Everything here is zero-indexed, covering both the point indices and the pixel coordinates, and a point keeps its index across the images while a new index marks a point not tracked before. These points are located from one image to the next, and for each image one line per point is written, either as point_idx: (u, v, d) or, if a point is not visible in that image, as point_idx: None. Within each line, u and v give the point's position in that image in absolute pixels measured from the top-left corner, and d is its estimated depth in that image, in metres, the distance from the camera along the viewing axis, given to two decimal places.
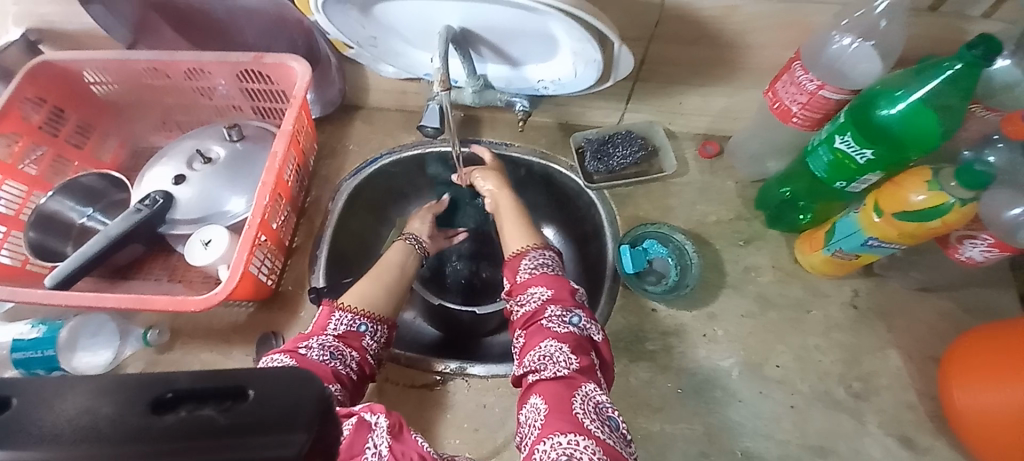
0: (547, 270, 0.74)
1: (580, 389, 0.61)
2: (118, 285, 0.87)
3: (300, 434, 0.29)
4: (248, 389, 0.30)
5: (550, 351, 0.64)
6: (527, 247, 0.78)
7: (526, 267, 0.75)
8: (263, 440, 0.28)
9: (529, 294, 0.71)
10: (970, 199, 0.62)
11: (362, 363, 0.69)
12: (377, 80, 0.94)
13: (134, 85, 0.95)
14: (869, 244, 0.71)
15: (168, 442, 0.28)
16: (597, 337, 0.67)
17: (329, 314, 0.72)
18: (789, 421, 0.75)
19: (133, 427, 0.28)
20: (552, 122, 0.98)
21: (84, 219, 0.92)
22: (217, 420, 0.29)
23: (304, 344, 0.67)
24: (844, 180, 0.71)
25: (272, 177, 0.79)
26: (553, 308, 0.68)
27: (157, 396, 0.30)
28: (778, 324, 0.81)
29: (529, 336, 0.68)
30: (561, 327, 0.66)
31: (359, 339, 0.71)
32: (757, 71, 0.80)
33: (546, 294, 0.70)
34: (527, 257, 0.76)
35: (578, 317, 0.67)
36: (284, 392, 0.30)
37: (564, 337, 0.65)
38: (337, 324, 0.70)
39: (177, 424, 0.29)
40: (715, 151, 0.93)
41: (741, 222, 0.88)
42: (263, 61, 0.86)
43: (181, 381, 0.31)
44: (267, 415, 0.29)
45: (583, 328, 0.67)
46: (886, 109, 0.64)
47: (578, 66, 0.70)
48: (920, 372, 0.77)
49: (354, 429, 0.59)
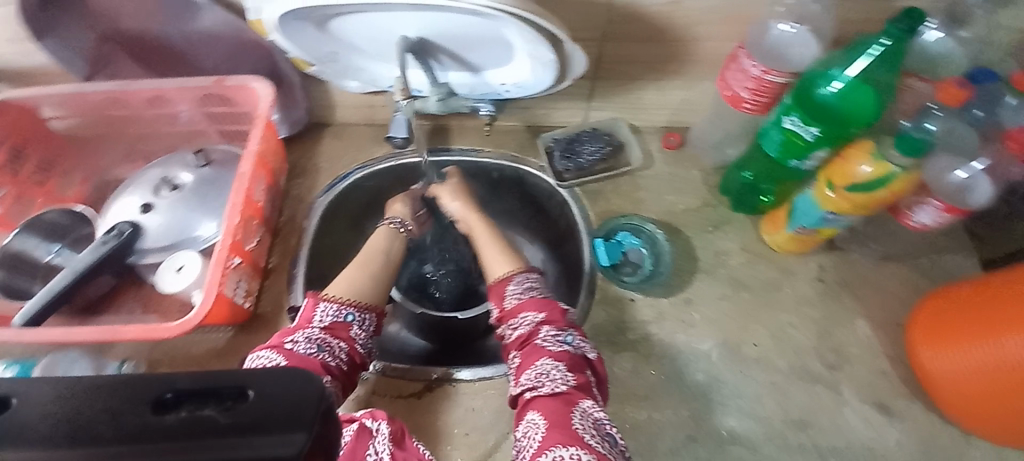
0: (536, 293, 0.74)
1: (578, 404, 0.61)
2: (91, 321, 0.85)
3: (301, 433, 0.32)
4: (248, 389, 0.34)
5: (546, 369, 0.65)
6: (510, 272, 0.78)
7: (514, 292, 0.75)
8: (263, 439, 0.32)
9: (521, 317, 0.71)
10: (912, 166, 0.65)
11: (351, 353, 0.69)
12: (343, 97, 0.95)
13: (96, 119, 0.94)
14: (827, 219, 0.74)
15: (170, 440, 0.31)
16: (591, 355, 0.68)
17: (314, 305, 0.72)
18: (769, 397, 0.77)
19: (136, 427, 0.32)
20: (519, 125, 1.00)
21: (51, 256, 0.89)
22: (218, 420, 0.32)
23: (289, 338, 0.67)
24: (797, 158, 0.74)
25: (241, 198, 0.79)
26: (547, 329, 0.69)
27: (158, 397, 0.33)
28: (751, 304, 0.83)
29: (524, 356, 0.68)
30: (557, 346, 0.67)
31: (347, 330, 0.71)
32: (709, 62, 0.83)
33: (539, 316, 0.70)
34: (513, 281, 0.76)
35: (572, 336, 0.68)
36: (283, 394, 0.34)
37: (560, 356, 0.66)
38: (323, 316, 0.71)
39: (178, 424, 0.32)
40: (678, 143, 0.95)
41: (708, 208, 0.91)
42: (225, 84, 0.86)
43: (181, 382, 0.34)
44: (267, 412, 0.33)
45: (577, 347, 0.68)
46: (826, 87, 0.68)
47: (535, 67, 0.72)
48: (889, 338, 0.80)
49: (356, 435, 0.59)
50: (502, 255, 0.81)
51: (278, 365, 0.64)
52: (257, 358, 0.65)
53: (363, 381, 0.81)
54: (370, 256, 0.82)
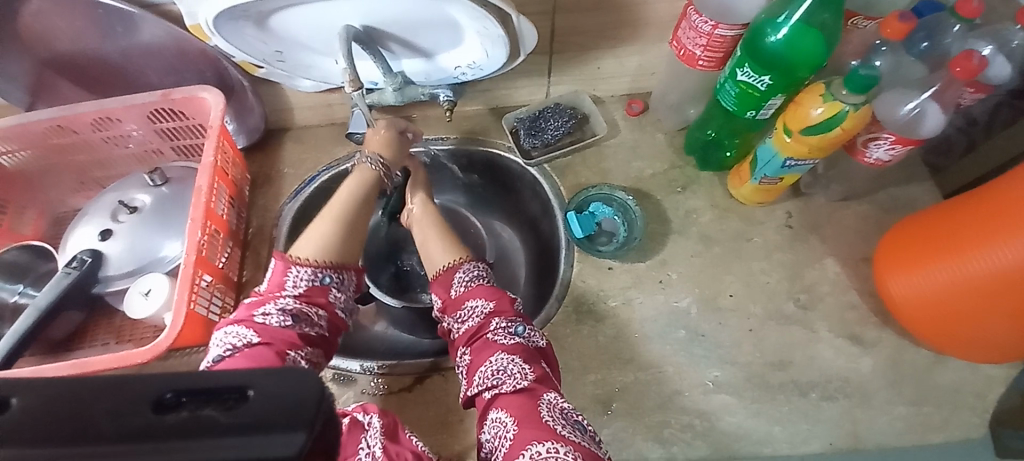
0: (481, 283, 0.73)
1: (542, 397, 0.61)
2: (62, 357, 0.83)
3: (300, 433, 0.30)
4: (247, 389, 0.32)
5: (503, 364, 0.64)
6: (457, 261, 0.76)
7: (460, 281, 0.74)
8: (264, 438, 0.30)
9: (470, 308, 0.71)
10: (862, 103, 0.67)
11: (330, 318, 0.67)
12: (298, 98, 0.93)
13: (40, 148, 0.90)
14: (788, 165, 0.76)
15: (168, 441, 0.30)
16: (542, 343, 0.68)
17: (284, 270, 0.67)
18: (749, 344, 0.79)
19: (135, 428, 0.30)
20: (482, 108, 0.99)
21: (16, 297, 0.86)
22: (217, 419, 0.31)
23: (260, 311, 0.64)
24: (753, 109, 0.75)
25: (201, 212, 0.77)
26: (498, 322, 0.68)
27: (158, 397, 0.31)
28: (724, 257, 0.85)
29: (476, 353, 0.67)
30: (509, 339, 0.67)
31: (324, 294, 0.68)
32: (660, 24, 0.83)
33: (488, 307, 0.70)
34: (460, 270, 0.75)
35: (522, 327, 0.68)
36: (285, 392, 0.32)
37: (514, 349, 0.65)
38: (296, 281, 0.67)
39: (178, 423, 0.30)
40: (641, 108, 0.96)
41: (675, 170, 0.92)
42: (172, 97, 0.83)
43: (183, 383, 0.32)
44: (267, 413, 0.31)
45: (529, 337, 0.68)
46: (773, 36, 0.68)
47: (485, 45, 0.71)
48: (856, 274, 0.83)
49: (347, 430, 0.59)
50: (444, 246, 0.78)
51: (251, 341, 0.61)
52: (226, 335, 0.62)
53: (352, 384, 0.80)
54: (348, 203, 0.74)
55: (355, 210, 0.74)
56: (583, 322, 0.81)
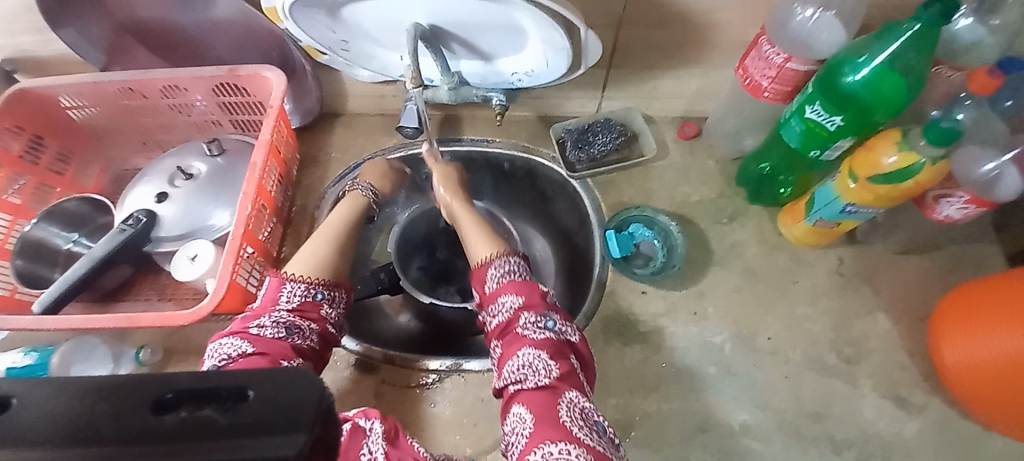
0: (515, 278, 0.71)
1: (563, 396, 0.60)
2: (108, 308, 0.87)
3: (302, 435, 0.29)
4: (248, 390, 0.31)
5: (528, 360, 0.62)
6: (491, 256, 0.74)
7: (493, 276, 0.71)
8: (266, 442, 0.29)
9: (501, 303, 0.68)
10: (940, 157, 0.63)
11: (322, 332, 0.69)
12: (354, 86, 0.95)
13: (112, 108, 0.95)
14: (847, 211, 0.72)
15: (167, 443, 0.29)
16: (574, 338, 0.66)
17: (279, 286, 0.70)
18: (784, 391, 0.76)
19: (134, 430, 0.29)
20: (531, 115, 0.98)
21: (70, 244, 0.91)
22: (217, 421, 0.29)
23: (254, 323, 0.66)
24: (818, 148, 0.72)
25: (253, 187, 0.79)
26: (527, 316, 0.66)
27: (158, 397, 0.30)
28: (766, 296, 0.82)
29: (505, 346, 0.66)
30: (538, 333, 0.65)
31: (316, 310, 0.69)
32: (727, 49, 0.81)
33: (518, 302, 0.67)
34: (493, 265, 0.72)
35: (553, 321, 0.66)
36: (286, 393, 0.31)
37: (541, 344, 0.64)
38: (290, 296, 0.69)
39: (177, 425, 0.29)
40: (694, 132, 0.94)
41: (723, 199, 0.89)
42: (238, 73, 0.86)
43: (182, 383, 0.31)
44: (267, 415, 0.30)
45: (560, 332, 0.65)
46: (852, 75, 0.66)
47: (547, 54, 0.71)
48: (908, 333, 0.78)
49: (349, 436, 0.59)
50: (485, 239, 0.77)
51: (245, 350, 0.62)
52: (221, 345, 0.64)
53: (373, 371, 0.81)
54: (337, 226, 0.80)
55: (345, 233, 0.79)
56: (610, 343, 0.80)
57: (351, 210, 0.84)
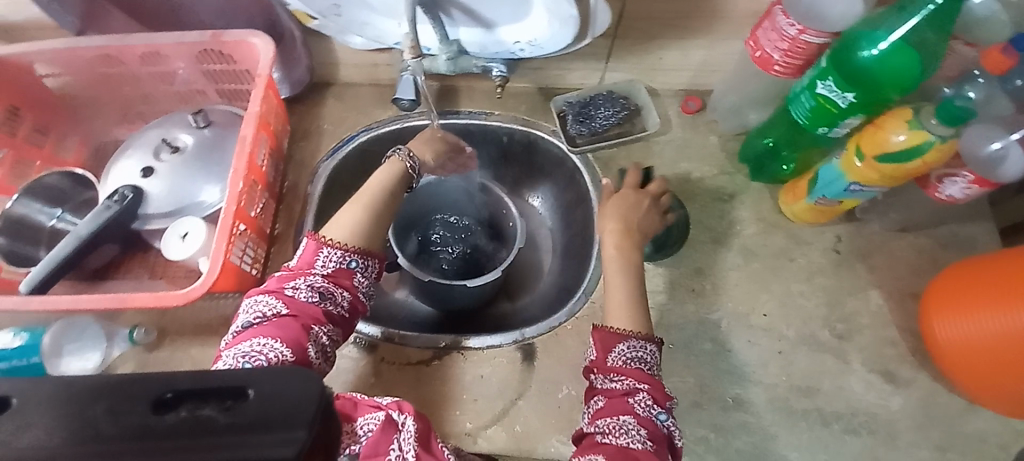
0: (642, 366, 0.64)
1: None
2: (98, 286, 0.85)
3: (300, 431, 0.33)
4: (248, 389, 0.35)
5: (627, 424, 0.59)
6: (630, 331, 0.67)
7: (622, 351, 0.65)
8: (264, 436, 0.32)
9: (617, 377, 0.63)
10: (950, 136, 0.62)
11: (353, 301, 0.68)
12: (345, 54, 0.90)
13: (88, 76, 0.90)
14: (851, 190, 0.72)
15: (168, 439, 0.32)
16: (677, 439, 0.62)
17: (315, 251, 0.69)
18: (776, 366, 0.77)
19: (135, 426, 0.33)
20: (531, 87, 0.95)
21: (55, 220, 0.87)
22: (217, 418, 0.33)
23: (290, 284, 0.66)
24: (826, 125, 0.71)
25: (245, 162, 0.76)
26: (644, 396, 0.61)
27: (159, 396, 0.34)
28: (763, 273, 0.82)
29: (607, 402, 0.62)
30: (646, 414, 0.61)
31: (349, 278, 0.69)
32: (736, 20, 0.78)
33: (643, 377, 0.63)
34: (626, 340, 0.66)
35: (665, 415, 0.61)
36: (285, 392, 0.35)
37: (648, 422, 0.60)
38: (326, 262, 0.68)
39: (178, 423, 0.33)
40: (697, 107, 0.92)
41: (724, 176, 0.88)
42: (222, 39, 0.81)
43: (182, 383, 0.35)
44: (268, 412, 0.34)
45: (667, 427, 0.61)
46: (868, 49, 0.64)
47: (553, 23, 0.68)
48: (899, 309, 0.80)
49: (382, 426, 0.59)
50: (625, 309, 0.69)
51: (279, 311, 0.63)
52: (257, 302, 0.65)
53: (372, 349, 0.81)
54: (373, 192, 0.77)
55: (382, 201, 0.76)
56: None
57: (389, 176, 0.79)
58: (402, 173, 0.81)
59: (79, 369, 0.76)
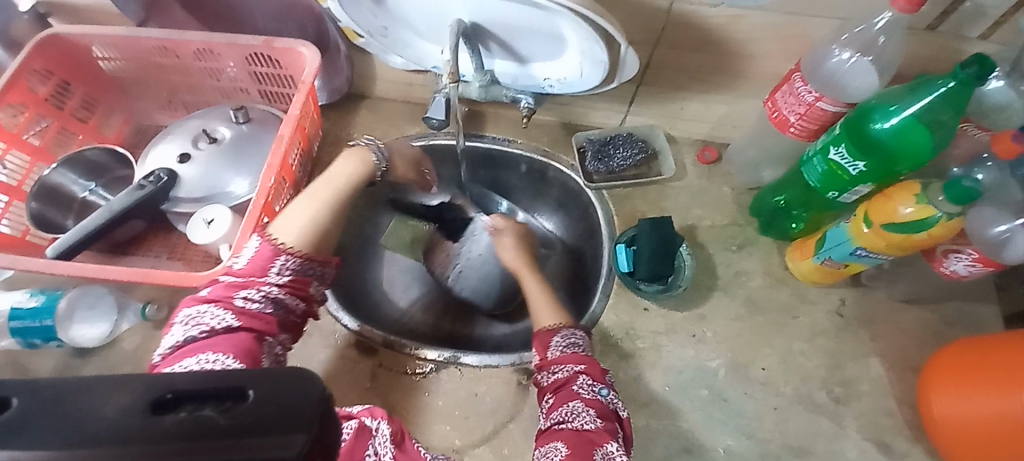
0: (578, 350, 0.71)
1: (601, 447, 0.61)
2: (118, 260, 0.88)
3: (301, 434, 0.31)
4: (248, 389, 0.33)
5: (575, 410, 0.64)
6: (558, 325, 0.74)
7: (557, 345, 0.71)
8: (263, 439, 0.31)
9: (557, 367, 0.69)
10: (957, 214, 0.64)
11: (307, 309, 0.70)
12: (384, 71, 0.95)
13: (142, 63, 0.95)
14: (857, 254, 0.73)
15: (167, 441, 0.30)
16: (621, 412, 0.67)
17: (270, 258, 0.67)
18: (771, 422, 0.77)
19: (135, 428, 0.31)
20: (555, 120, 0.99)
21: (86, 193, 0.92)
22: (217, 420, 0.31)
23: (241, 293, 0.65)
24: (836, 190, 0.73)
25: (279, 161, 0.80)
26: (583, 378, 0.67)
27: (158, 397, 0.33)
28: (765, 327, 0.83)
29: (557, 398, 0.67)
30: (590, 395, 0.66)
31: (306, 287, 0.69)
32: (758, 80, 0.82)
33: (577, 367, 0.69)
34: (557, 334, 0.73)
35: (606, 390, 0.67)
36: (284, 392, 0.33)
37: (591, 403, 0.65)
38: (280, 271, 0.67)
39: (176, 425, 0.31)
40: (714, 158, 0.95)
41: (734, 227, 0.90)
42: (273, 45, 0.87)
43: (182, 384, 0.33)
44: (266, 415, 0.32)
45: (610, 401, 0.66)
46: (881, 123, 0.67)
47: (584, 66, 0.72)
48: (900, 380, 0.80)
49: (355, 435, 0.59)
50: (552, 306, 0.78)
51: (230, 323, 0.63)
52: (200, 314, 0.63)
53: (372, 354, 0.82)
54: (337, 186, 0.75)
55: (341, 200, 0.75)
56: (607, 355, 0.81)
57: (355, 175, 0.77)
58: (368, 169, 0.79)
59: (86, 337, 0.78)
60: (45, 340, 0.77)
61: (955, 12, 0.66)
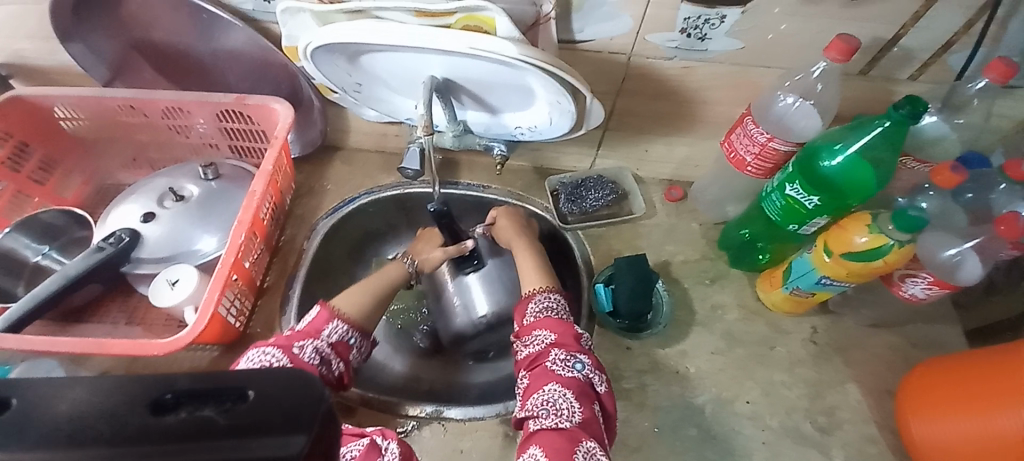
0: (552, 314, 0.73)
1: (580, 443, 0.59)
2: (69, 329, 0.82)
3: (301, 435, 0.29)
4: (247, 389, 0.31)
5: (551, 395, 0.63)
6: (536, 289, 0.78)
7: (532, 310, 0.74)
8: (264, 441, 0.28)
9: (534, 336, 0.70)
10: (907, 241, 0.68)
11: (343, 373, 0.69)
12: (358, 123, 0.97)
13: (106, 123, 0.94)
14: (822, 282, 0.76)
15: (168, 444, 0.28)
16: (600, 388, 0.66)
17: (326, 320, 0.69)
18: (761, 457, 0.76)
19: (134, 429, 0.28)
20: (528, 165, 1.02)
21: (39, 257, 0.86)
22: (216, 420, 0.29)
23: (298, 343, 0.66)
24: (797, 222, 0.78)
25: (249, 216, 0.79)
26: (557, 353, 0.67)
27: (158, 397, 0.30)
28: (745, 360, 0.84)
29: (532, 378, 0.66)
30: (566, 372, 0.65)
31: (346, 351, 0.70)
32: (714, 124, 0.88)
33: (550, 339, 0.69)
34: (534, 299, 0.76)
35: (582, 364, 0.66)
36: (284, 391, 0.31)
37: (567, 382, 0.64)
38: (332, 332, 0.69)
39: (178, 425, 0.29)
40: (680, 195, 0.99)
41: (706, 261, 0.93)
42: (245, 102, 0.88)
43: (183, 383, 0.31)
44: (267, 414, 0.30)
45: (587, 376, 0.65)
46: (828, 161, 0.72)
47: (552, 115, 0.75)
48: (877, 404, 0.81)
49: (365, 451, 0.56)
50: (536, 274, 0.81)
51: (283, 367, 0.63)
52: (262, 354, 0.63)
53: (350, 414, 0.78)
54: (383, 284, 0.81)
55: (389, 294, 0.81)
56: None
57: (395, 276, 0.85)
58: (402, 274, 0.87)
59: None
60: None
61: (883, 59, 0.73)
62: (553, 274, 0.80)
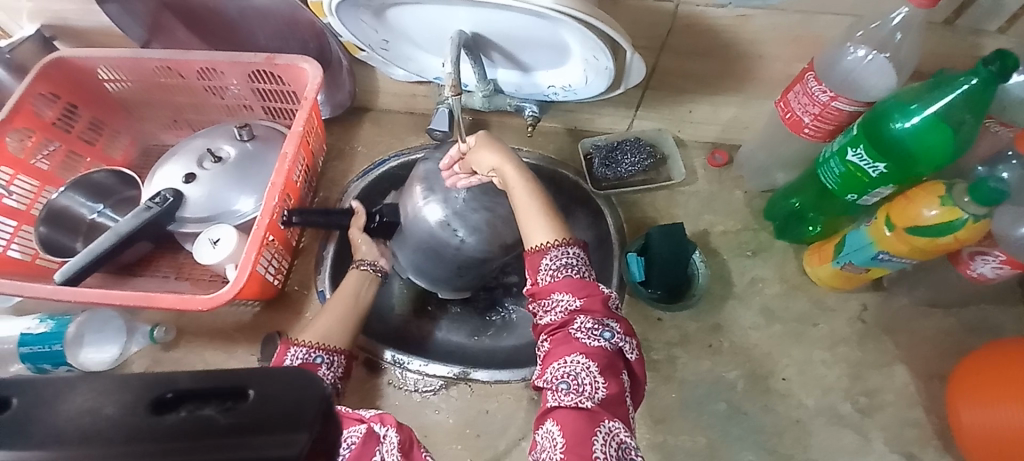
0: (572, 272, 0.63)
1: (603, 424, 0.55)
2: (125, 282, 0.88)
3: (302, 434, 0.26)
4: (248, 388, 0.27)
5: (576, 369, 0.58)
6: (547, 243, 0.66)
7: (547, 267, 0.64)
8: (264, 441, 0.25)
9: (554, 300, 0.63)
10: (983, 216, 0.62)
11: None
12: (386, 84, 0.94)
13: (146, 84, 0.95)
14: (879, 258, 0.70)
15: (168, 445, 0.25)
16: (630, 356, 0.62)
17: (286, 350, 0.71)
18: (792, 435, 0.74)
19: (134, 428, 0.26)
20: (560, 127, 0.98)
21: (95, 215, 0.91)
22: (216, 420, 0.26)
23: None
24: (856, 193, 0.71)
25: (282, 178, 0.79)
26: (584, 320, 0.61)
27: (156, 396, 0.26)
28: (783, 336, 0.80)
29: (554, 344, 0.61)
30: (593, 342, 0.60)
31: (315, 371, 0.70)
32: (768, 81, 0.80)
33: (574, 303, 0.62)
34: (548, 255, 0.65)
35: (611, 333, 0.61)
36: (288, 391, 0.27)
37: (594, 354, 0.59)
38: (293, 358, 0.70)
39: (177, 426, 0.26)
40: (724, 161, 0.92)
41: (747, 232, 0.88)
42: (275, 62, 0.86)
43: (184, 381, 0.27)
44: (270, 415, 0.26)
45: (615, 344, 0.61)
46: (901, 123, 0.65)
47: (588, 73, 0.70)
48: (926, 389, 0.76)
49: (363, 440, 0.56)
50: (545, 219, 0.67)
51: None
52: None
53: (380, 373, 0.81)
54: (347, 305, 0.79)
55: (354, 311, 0.78)
56: None
57: (353, 290, 0.81)
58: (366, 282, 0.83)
59: (95, 361, 0.77)
60: (54, 365, 0.76)
61: (974, 6, 0.63)
62: (563, 216, 0.68)
